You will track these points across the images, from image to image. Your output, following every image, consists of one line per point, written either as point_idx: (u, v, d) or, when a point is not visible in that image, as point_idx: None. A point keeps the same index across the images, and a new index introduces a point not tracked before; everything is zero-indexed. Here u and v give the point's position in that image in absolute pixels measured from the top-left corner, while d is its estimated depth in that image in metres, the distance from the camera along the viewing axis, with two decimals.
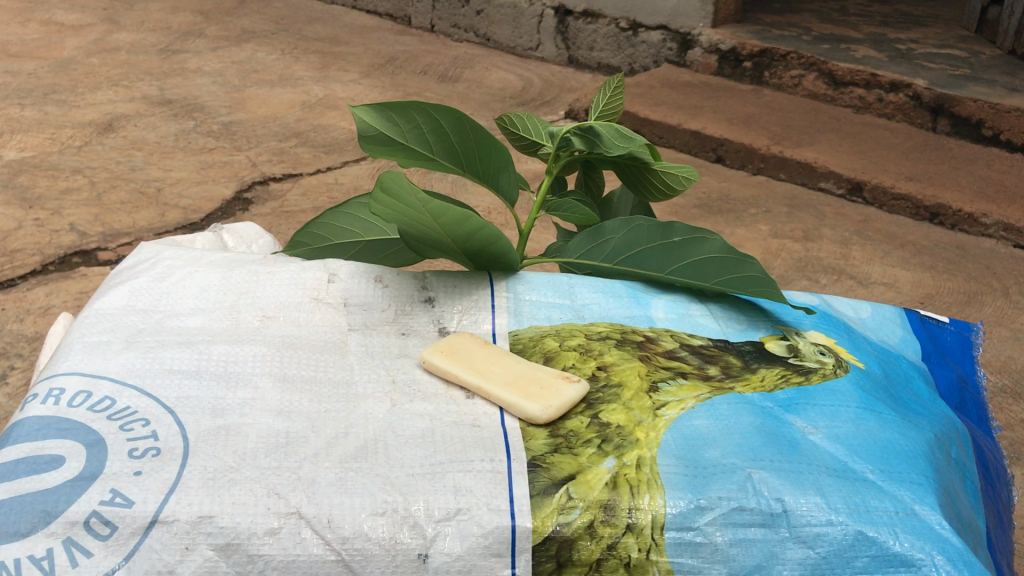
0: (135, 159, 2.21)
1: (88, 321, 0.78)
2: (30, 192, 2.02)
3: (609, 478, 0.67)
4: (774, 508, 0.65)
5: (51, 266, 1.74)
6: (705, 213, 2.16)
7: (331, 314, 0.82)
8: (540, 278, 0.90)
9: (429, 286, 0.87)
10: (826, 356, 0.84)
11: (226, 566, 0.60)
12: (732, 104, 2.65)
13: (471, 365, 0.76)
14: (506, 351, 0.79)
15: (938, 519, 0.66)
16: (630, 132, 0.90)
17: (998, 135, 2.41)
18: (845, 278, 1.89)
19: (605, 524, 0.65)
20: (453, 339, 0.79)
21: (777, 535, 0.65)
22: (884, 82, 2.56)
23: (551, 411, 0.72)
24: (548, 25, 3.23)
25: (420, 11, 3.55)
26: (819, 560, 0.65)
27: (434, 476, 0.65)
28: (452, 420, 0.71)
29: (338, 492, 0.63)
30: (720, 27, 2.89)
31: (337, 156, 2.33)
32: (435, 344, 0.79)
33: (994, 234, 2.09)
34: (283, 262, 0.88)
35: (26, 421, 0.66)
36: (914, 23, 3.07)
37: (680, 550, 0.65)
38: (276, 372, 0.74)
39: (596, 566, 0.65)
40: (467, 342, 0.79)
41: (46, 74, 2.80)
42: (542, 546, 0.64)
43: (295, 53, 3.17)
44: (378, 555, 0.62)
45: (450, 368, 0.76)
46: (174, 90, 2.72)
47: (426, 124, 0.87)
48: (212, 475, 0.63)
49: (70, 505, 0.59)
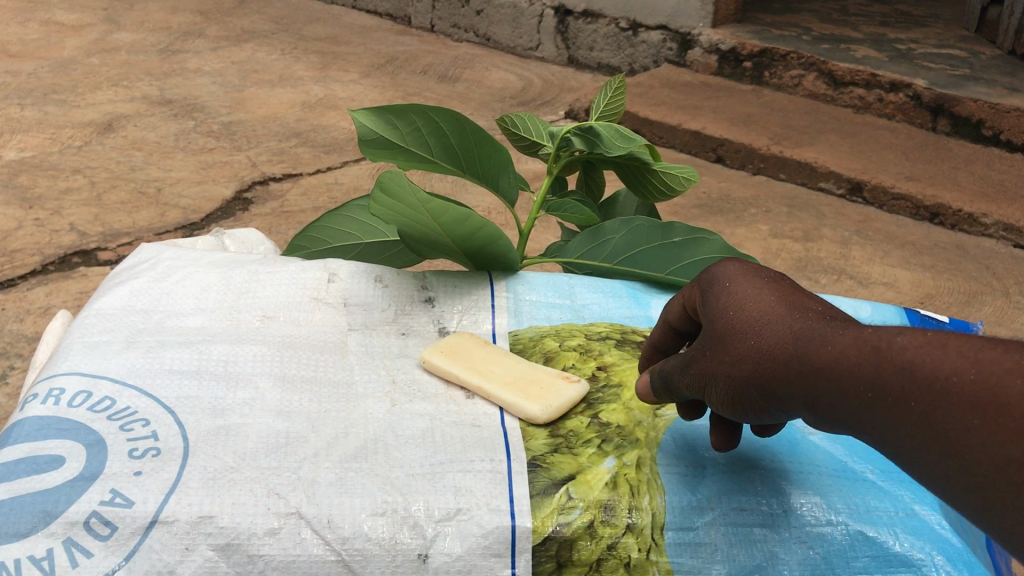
0: (135, 159, 2.21)
1: (88, 321, 0.78)
2: (30, 192, 2.02)
3: (609, 479, 0.68)
4: (775, 509, 0.67)
5: (51, 266, 1.74)
6: (705, 213, 2.16)
7: (331, 315, 0.82)
8: (539, 278, 0.91)
9: (429, 286, 0.87)
10: None
11: (226, 566, 0.60)
12: (732, 104, 2.65)
13: (471, 366, 0.76)
14: (506, 350, 0.80)
15: (937, 520, 0.67)
16: (630, 133, 0.91)
17: (998, 135, 2.41)
18: (845, 278, 1.89)
19: (605, 524, 0.65)
20: (452, 339, 0.79)
21: (778, 536, 0.66)
22: (884, 81, 2.55)
23: (553, 412, 0.72)
24: (548, 25, 3.23)
25: (421, 11, 3.54)
26: (819, 560, 0.65)
27: (434, 476, 0.65)
28: (452, 420, 0.72)
29: (338, 492, 0.63)
30: (720, 27, 2.89)
31: (337, 156, 2.32)
32: (435, 344, 0.79)
33: (994, 234, 2.09)
34: (283, 262, 0.88)
35: (26, 421, 0.66)
36: (914, 23, 3.07)
37: (680, 550, 0.66)
38: (276, 372, 0.74)
39: (596, 566, 0.65)
40: (465, 342, 0.79)
41: (47, 74, 2.80)
42: (542, 546, 0.64)
43: (295, 53, 3.16)
44: (378, 555, 0.62)
45: (450, 368, 0.76)
46: (174, 90, 2.72)
47: (426, 127, 0.87)
48: (212, 475, 0.63)
49: (70, 505, 0.59)
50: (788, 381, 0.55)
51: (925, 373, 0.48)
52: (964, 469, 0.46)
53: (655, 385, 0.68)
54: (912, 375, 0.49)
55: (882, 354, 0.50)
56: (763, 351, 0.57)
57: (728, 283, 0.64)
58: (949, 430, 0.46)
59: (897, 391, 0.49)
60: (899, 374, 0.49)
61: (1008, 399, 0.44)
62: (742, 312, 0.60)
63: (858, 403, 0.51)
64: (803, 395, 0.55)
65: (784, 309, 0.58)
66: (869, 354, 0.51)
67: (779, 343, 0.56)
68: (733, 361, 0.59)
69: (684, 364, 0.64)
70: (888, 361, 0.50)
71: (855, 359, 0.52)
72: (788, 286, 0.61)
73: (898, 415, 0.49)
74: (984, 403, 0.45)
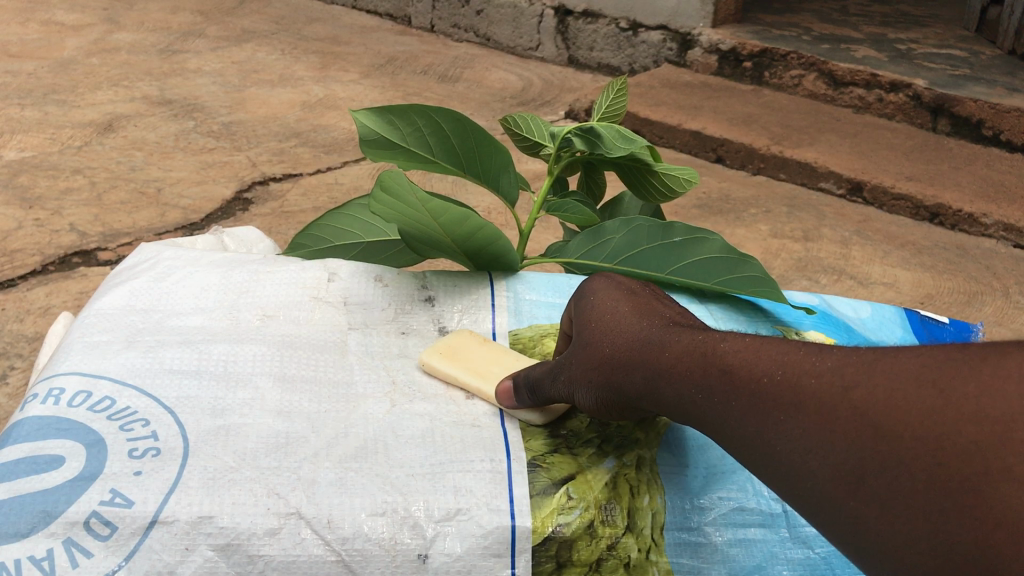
0: (135, 159, 2.21)
1: (88, 321, 0.78)
2: (30, 192, 2.02)
3: (609, 479, 0.69)
4: (773, 508, 0.70)
5: (51, 266, 1.74)
6: (705, 213, 2.15)
7: (331, 313, 0.82)
8: (540, 278, 0.91)
9: (429, 286, 0.87)
10: None
11: (226, 566, 0.60)
12: (731, 104, 2.65)
13: (470, 365, 0.77)
14: (505, 347, 0.80)
15: None
16: (630, 133, 0.91)
17: (998, 135, 2.40)
18: (845, 278, 1.89)
19: (604, 524, 0.67)
20: (449, 339, 0.79)
21: (777, 535, 0.69)
22: (884, 81, 2.55)
23: (553, 412, 0.73)
24: (548, 25, 3.23)
25: (421, 11, 3.54)
26: (819, 560, 0.68)
27: (434, 476, 0.65)
28: (452, 421, 0.72)
29: (338, 492, 0.63)
30: (720, 27, 2.89)
31: (337, 156, 2.32)
32: (435, 345, 0.79)
33: (994, 234, 2.09)
34: (283, 261, 0.87)
35: (26, 421, 0.66)
36: (914, 23, 3.07)
37: (679, 550, 0.68)
38: (276, 372, 0.74)
39: (596, 566, 0.66)
40: (465, 342, 0.79)
41: (47, 74, 2.80)
42: (542, 546, 0.64)
43: (295, 53, 3.16)
44: (378, 555, 0.62)
45: (451, 371, 0.76)
46: (174, 90, 2.72)
47: (427, 126, 0.87)
48: (212, 475, 0.63)
49: (69, 504, 0.59)
50: (641, 381, 0.64)
51: (744, 376, 0.57)
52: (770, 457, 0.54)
53: (519, 390, 0.71)
54: (732, 376, 0.58)
55: (711, 358, 0.60)
56: (615, 351, 0.66)
57: (591, 296, 0.73)
58: (759, 423, 0.55)
59: (721, 389, 0.58)
60: (722, 376, 0.59)
61: (801, 395, 0.53)
62: (602, 319, 0.69)
63: (691, 400, 0.60)
64: (652, 394, 0.63)
65: (638, 317, 0.68)
66: (700, 358, 0.60)
67: (630, 345, 0.65)
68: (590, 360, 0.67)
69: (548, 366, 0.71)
70: (714, 363, 0.59)
71: (689, 364, 0.61)
72: (643, 305, 0.69)
73: (721, 411, 0.58)
74: (786, 399, 0.54)
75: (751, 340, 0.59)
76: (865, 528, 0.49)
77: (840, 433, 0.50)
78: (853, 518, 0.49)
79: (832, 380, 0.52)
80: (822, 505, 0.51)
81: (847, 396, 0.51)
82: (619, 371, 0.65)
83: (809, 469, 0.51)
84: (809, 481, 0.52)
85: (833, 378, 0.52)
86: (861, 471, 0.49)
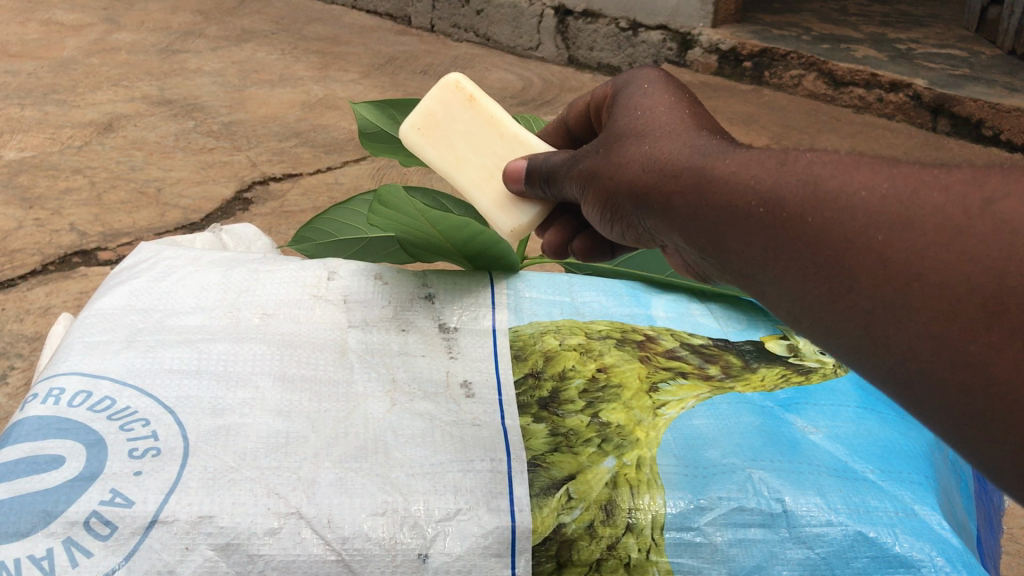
0: (135, 159, 2.21)
1: (88, 321, 0.78)
2: (30, 192, 2.02)
3: (609, 478, 0.71)
4: (774, 508, 0.68)
5: (51, 266, 1.74)
6: None
7: (331, 312, 0.82)
8: (539, 278, 0.94)
9: (429, 284, 0.88)
10: (826, 356, 0.88)
11: (226, 566, 0.60)
12: (732, 104, 2.64)
13: (446, 149, 0.85)
14: (486, 119, 0.84)
15: (938, 520, 0.68)
16: None
17: (998, 134, 2.40)
18: None
19: (604, 525, 0.68)
20: (431, 103, 0.85)
21: (777, 535, 0.68)
22: (884, 81, 2.56)
23: (518, 230, 0.84)
24: (548, 25, 3.17)
25: (421, 10, 3.53)
26: (819, 560, 0.67)
27: (434, 475, 0.66)
28: (452, 420, 0.73)
29: (338, 492, 0.64)
30: (720, 28, 2.91)
31: (336, 156, 2.32)
32: (419, 113, 0.85)
33: None
34: (283, 261, 0.88)
35: (26, 421, 0.66)
36: (914, 23, 3.07)
37: (679, 550, 0.68)
38: (276, 371, 0.74)
39: (596, 566, 0.67)
40: (451, 115, 0.85)
41: (46, 74, 2.79)
42: (542, 546, 0.66)
43: (295, 53, 3.16)
44: (378, 555, 0.62)
45: (430, 153, 0.85)
46: (173, 90, 2.71)
47: None
48: (212, 475, 0.63)
49: (69, 505, 0.60)
50: (698, 205, 0.60)
51: (831, 183, 0.52)
52: (837, 264, 0.50)
53: (534, 178, 0.78)
54: (815, 185, 0.52)
55: (789, 168, 0.55)
56: (661, 164, 0.63)
57: (640, 108, 0.70)
58: (846, 238, 0.50)
59: (795, 201, 0.53)
60: (803, 186, 0.53)
61: (919, 206, 0.47)
62: (664, 142, 0.65)
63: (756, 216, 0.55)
64: (707, 218, 0.59)
65: (694, 134, 0.65)
66: (777, 170, 0.55)
67: (682, 158, 0.62)
68: (630, 173, 0.65)
69: (574, 161, 0.73)
70: (800, 173, 0.54)
71: (761, 174, 0.56)
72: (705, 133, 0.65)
73: (788, 227, 0.53)
74: (892, 209, 0.48)
75: (844, 153, 0.54)
76: (934, 357, 0.46)
77: (965, 249, 0.45)
78: (923, 342, 0.46)
79: (967, 193, 0.46)
80: (888, 324, 0.48)
81: (990, 209, 0.45)
82: (663, 183, 0.62)
83: (891, 281, 0.47)
84: (902, 297, 0.47)
85: (969, 189, 0.46)
86: (959, 292, 0.44)
